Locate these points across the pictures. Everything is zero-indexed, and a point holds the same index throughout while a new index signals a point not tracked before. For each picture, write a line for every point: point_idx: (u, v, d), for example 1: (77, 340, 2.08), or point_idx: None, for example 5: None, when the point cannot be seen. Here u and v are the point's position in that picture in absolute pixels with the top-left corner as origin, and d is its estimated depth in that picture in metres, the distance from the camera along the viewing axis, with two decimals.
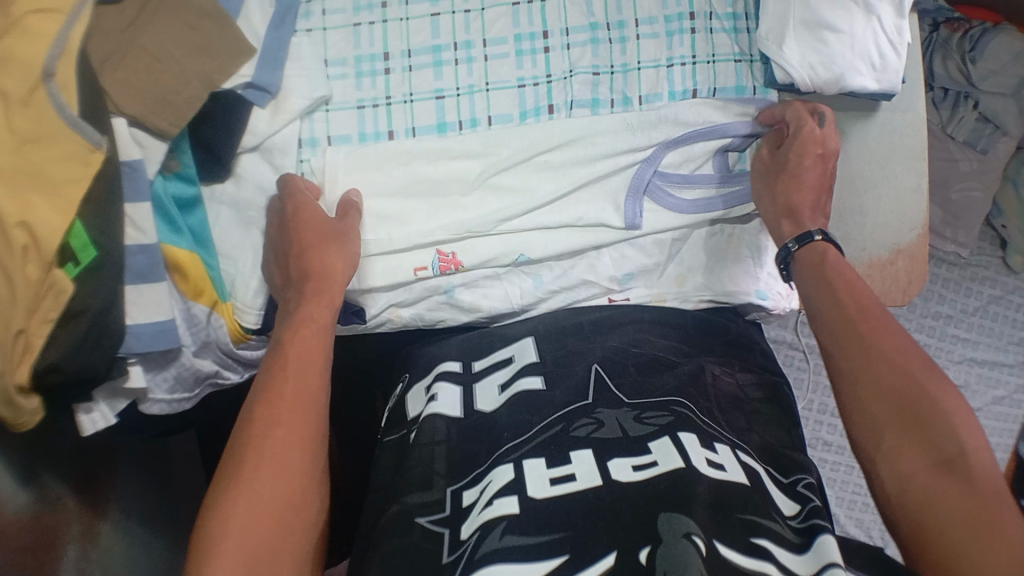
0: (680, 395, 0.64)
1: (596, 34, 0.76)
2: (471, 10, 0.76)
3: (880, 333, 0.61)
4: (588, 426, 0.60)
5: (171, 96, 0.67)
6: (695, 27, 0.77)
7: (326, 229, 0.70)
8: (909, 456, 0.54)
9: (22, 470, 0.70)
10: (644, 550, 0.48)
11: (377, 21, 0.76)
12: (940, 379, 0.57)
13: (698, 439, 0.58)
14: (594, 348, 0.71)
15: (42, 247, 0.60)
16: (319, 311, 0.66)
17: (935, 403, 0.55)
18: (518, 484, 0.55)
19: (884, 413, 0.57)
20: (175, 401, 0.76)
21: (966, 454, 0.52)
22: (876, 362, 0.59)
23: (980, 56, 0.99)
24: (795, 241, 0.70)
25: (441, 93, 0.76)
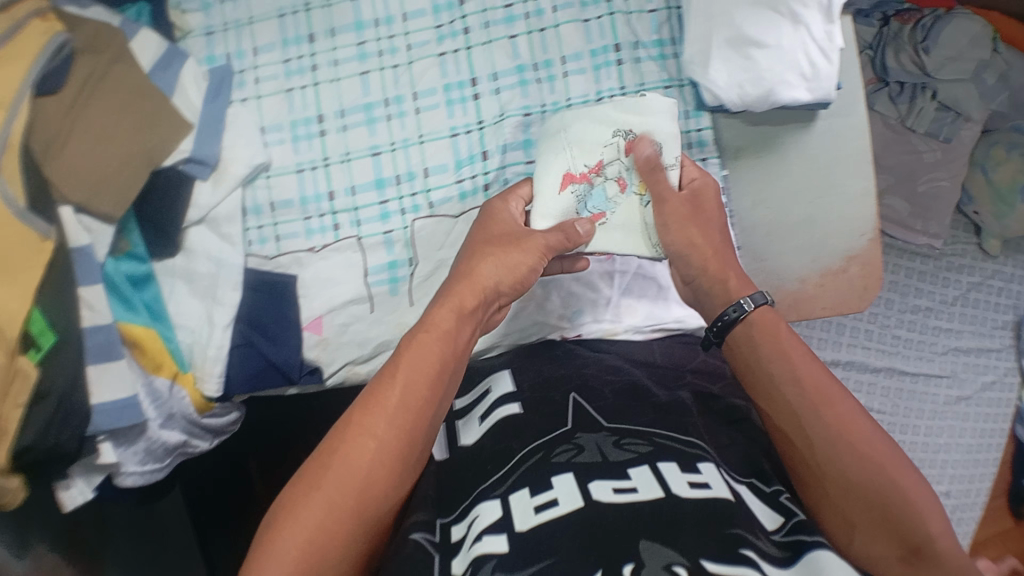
0: (660, 426, 0.63)
1: (524, 75, 0.76)
2: (399, 64, 0.76)
3: (836, 418, 0.56)
4: (569, 451, 0.60)
5: (114, 178, 0.70)
6: (621, 58, 0.77)
7: (508, 234, 0.66)
8: (881, 547, 0.53)
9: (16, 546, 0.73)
10: (627, 565, 0.49)
11: (308, 84, 0.76)
12: (901, 460, 0.54)
13: (679, 466, 0.57)
14: (569, 375, 0.71)
15: (5, 335, 0.62)
16: (465, 306, 0.61)
17: (904, 496, 0.52)
18: (505, 521, 0.55)
19: (858, 494, 0.53)
20: (148, 472, 0.77)
21: (933, 541, 0.51)
22: (837, 448, 0.55)
23: (934, 44, 0.99)
24: (749, 300, 0.62)
25: (377, 149, 0.76)
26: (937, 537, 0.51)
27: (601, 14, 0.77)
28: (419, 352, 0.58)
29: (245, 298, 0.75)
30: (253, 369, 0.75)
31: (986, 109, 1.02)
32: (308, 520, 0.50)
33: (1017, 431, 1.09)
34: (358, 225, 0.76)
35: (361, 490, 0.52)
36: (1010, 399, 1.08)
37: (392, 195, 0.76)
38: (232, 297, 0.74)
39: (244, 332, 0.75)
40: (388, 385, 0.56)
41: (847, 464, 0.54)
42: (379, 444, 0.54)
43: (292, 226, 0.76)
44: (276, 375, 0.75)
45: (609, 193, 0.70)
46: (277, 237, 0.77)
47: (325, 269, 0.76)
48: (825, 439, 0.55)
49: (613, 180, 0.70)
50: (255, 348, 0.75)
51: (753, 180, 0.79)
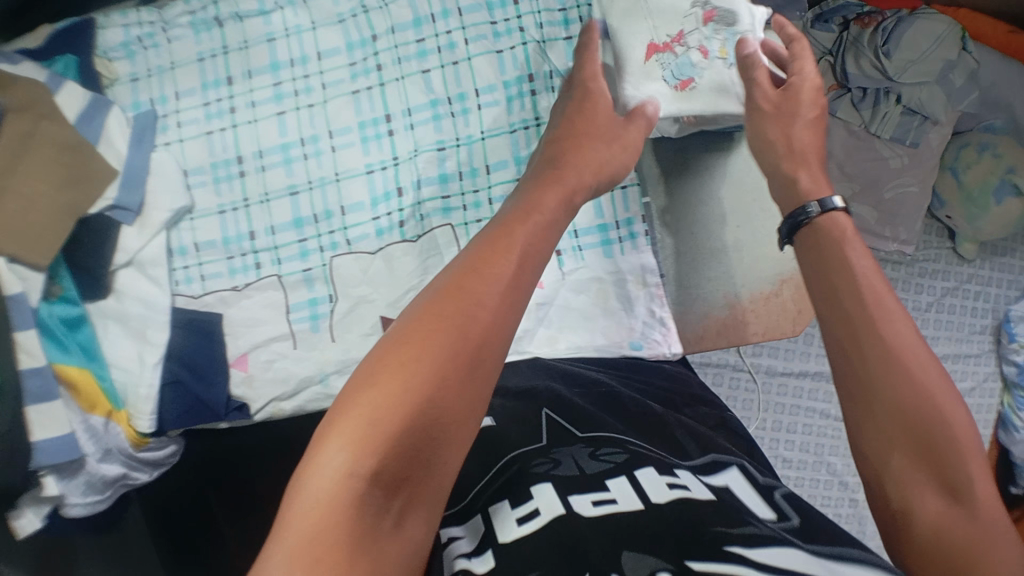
0: (633, 436, 0.64)
1: (437, 110, 0.76)
2: (315, 104, 0.77)
3: (888, 334, 0.48)
4: (547, 465, 0.59)
5: (47, 231, 0.71)
6: (535, 89, 0.77)
7: (610, 125, 0.66)
8: (920, 475, 0.45)
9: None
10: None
11: (228, 127, 0.78)
12: (950, 393, 0.46)
13: (657, 470, 0.57)
14: (541, 390, 0.71)
15: None
16: (540, 223, 0.54)
17: (947, 424, 0.45)
18: (490, 536, 0.53)
19: (908, 415, 0.46)
20: (91, 504, 0.79)
21: (974, 489, 0.43)
22: (888, 368, 0.47)
23: (895, 48, 0.96)
24: (816, 206, 0.58)
25: (295, 189, 0.78)
26: (975, 480, 0.43)
27: (513, 44, 0.77)
28: (514, 250, 0.50)
29: (173, 337, 0.77)
30: (185, 405, 0.75)
31: (954, 112, 0.99)
32: (353, 436, 0.39)
33: (999, 437, 1.05)
34: (279, 263, 0.78)
35: (439, 376, 0.42)
36: (991, 404, 1.06)
37: (311, 234, 0.78)
38: (161, 337, 0.76)
39: (174, 370, 0.76)
40: (505, 245, 0.51)
41: (891, 385, 0.47)
42: (472, 341, 0.44)
43: (216, 266, 0.79)
44: (206, 410, 0.76)
45: (694, 60, 0.73)
46: (202, 277, 0.79)
47: (248, 308, 0.78)
48: (882, 350, 0.48)
49: (694, 49, 0.74)
50: (186, 385, 0.76)
51: (670, 210, 0.79)
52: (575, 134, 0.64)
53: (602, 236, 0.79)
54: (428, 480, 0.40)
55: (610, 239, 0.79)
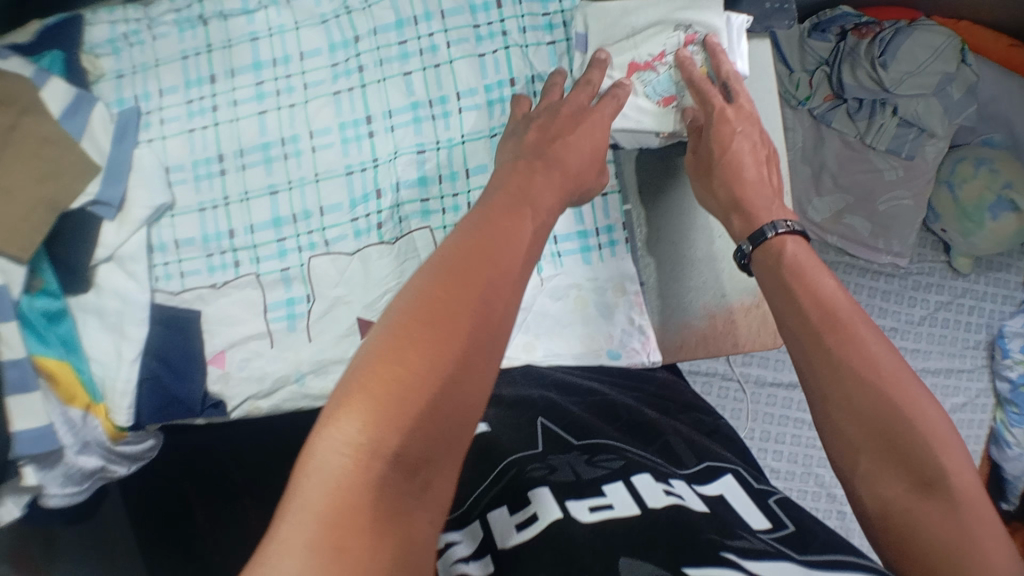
0: (623, 442, 0.65)
1: (418, 112, 0.76)
2: (296, 104, 0.77)
3: (853, 348, 0.48)
4: (543, 470, 0.60)
5: (24, 226, 0.71)
6: (516, 93, 0.76)
7: (573, 115, 0.66)
8: (887, 478, 0.44)
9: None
10: None
11: (210, 125, 0.78)
12: (917, 395, 0.45)
13: (650, 477, 0.58)
14: (535, 398, 0.72)
15: None
16: (534, 200, 0.56)
17: (912, 425, 0.44)
18: (488, 544, 0.54)
19: (866, 418, 0.45)
20: (69, 496, 0.79)
21: (947, 476, 0.42)
22: (847, 381, 0.47)
23: (892, 59, 0.93)
24: (749, 242, 0.62)
25: (274, 188, 0.77)
26: (949, 472, 0.42)
27: (496, 48, 0.76)
28: (515, 248, 0.48)
29: (151, 333, 0.77)
30: (160, 402, 0.76)
31: (951, 125, 0.97)
32: (368, 411, 0.37)
33: (990, 454, 1.04)
34: (257, 262, 0.78)
35: (456, 363, 0.40)
36: (983, 421, 1.04)
37: (289, 233, 0.77)
38: (139, 333, 0.77)
39: (152, 366, 0.76)
40: (513, 245, 0.49)
41: (848, 393, 0.46)
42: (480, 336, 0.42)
43: (195, 263, 0.79)
44: (182, 407, 0.76)
45: (674, 80, 0.72)
46: (181, 274, 0.80)
47: (226, 305, 0.78)
48: (839, 373, 0.47)
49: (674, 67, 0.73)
50: (163, 382, 0.76)
51: (650, 214, 0.77)
52: (568, 107, 0.67)
53: (582, 244, 0.79)
54: (432, 464, 0.38)
55: (589, 245, 0.79)
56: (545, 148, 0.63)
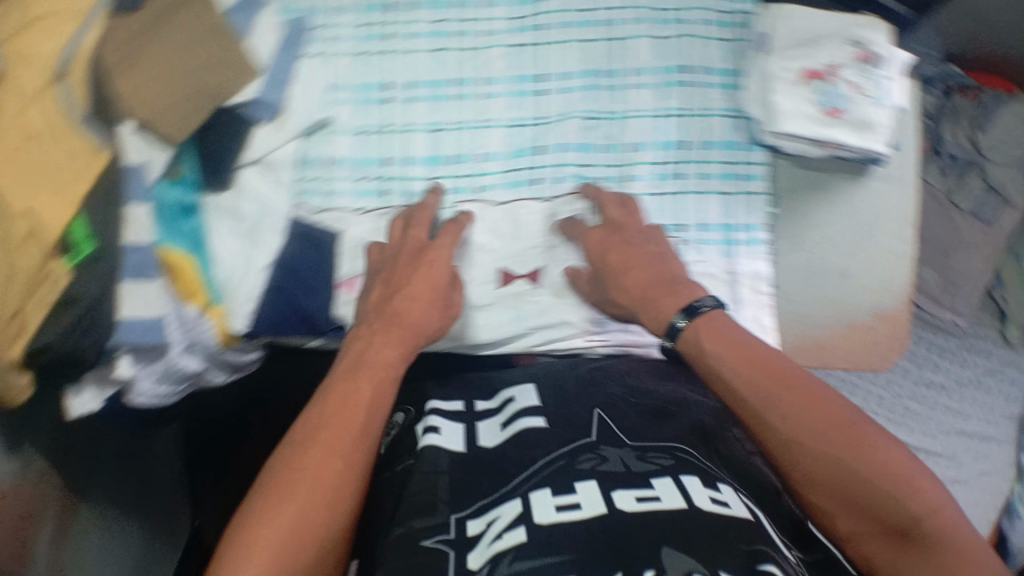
0: (681, 446, 0.65)
1: (594, 80, 0.77)
2: (474, 48, 0.77)
3: (823, 410, 0.59)
4: (592, 461, 0.63)
5: (175, 106, 0.70)
6: (691, 81, 0.77)
7: (411, 260, 0.71)
8: (862, 527, 0.58)
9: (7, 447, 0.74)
10: (647, 572, 0.53)
11: (383, 52, 0.78)
12: (886, 444, 0.58)
13: (700, 481, 0.61)
14: (592, 393, 0.71)
15: (45, 234, 0.64)
16: (386, 339, 0.67)
17: (866, 479, 0.57)
18: (525, 516, 0.58)
19: (824, 479, 0.58)
20: (159, 394, 0.78)
21: (930, 515, 0.55)
22: (813, 438, 0.59)
23: (991, 125, 1.02)
24: (683, 315, 0.65)
25: (438, 126, 0.77)
26: (927, 514, 0.55)
27: (674, 33, 0.78)
28: (354, 410, 0.62)
29: (288, 243, 0.76)
30: (275, 316, 0.76)
31: None
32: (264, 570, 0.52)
33: (1003, 524, 1.07)
34: (407, 196, 0.77)
35: (336, 504, 0.57)
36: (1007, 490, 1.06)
37: (443, 173, 0.77)
38: (271, 242, 0.76)
39: (278, 278, 0.76)
40: (356, 406, 0.62)
41: (810, 458, 0.58)
42: (343, 469, 0.59)
43: (343, 184, 0.78)
44: (299, 325, 0.77)
45: (846, 93, 0.76)
46: (325, 193, 0.78)
47: (368, 230, 0.77)
48: (781, 412, 0.60)
49: (846, 82, 0.76)
50: (287, 295, 0.76)
51: (794, 223, 0.80)
52: (404, 255, 0.71)
53: (725, 235, 0.78)
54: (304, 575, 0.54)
55: (732, 239, 0.78)
56: (386, 306, 0.69)
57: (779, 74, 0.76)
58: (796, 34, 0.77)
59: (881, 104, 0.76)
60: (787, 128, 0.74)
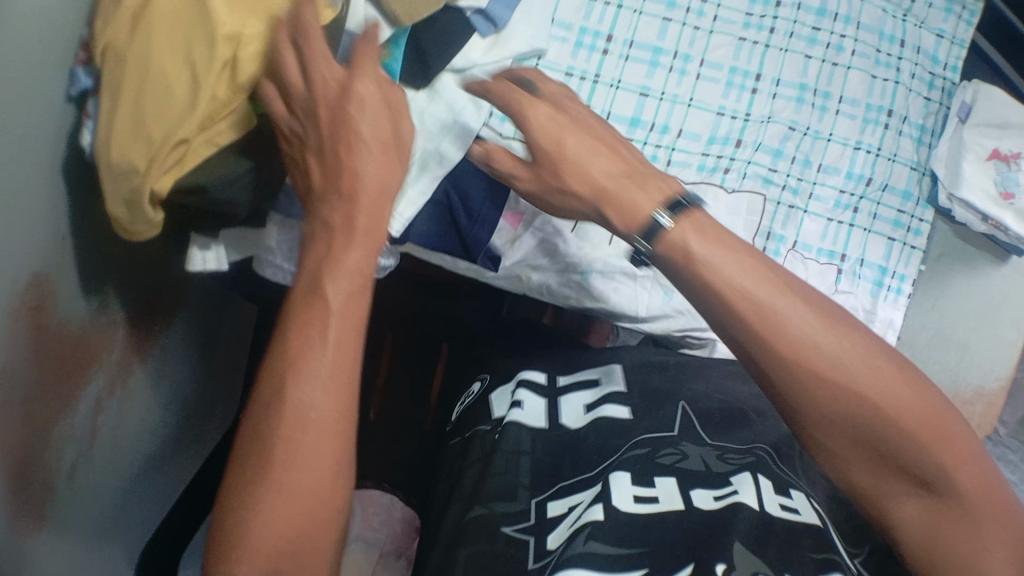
0: (763, 444, 0.68)
1: (802, 94, 0.78)
2: (701, 28, 0.78)
3: (810, 356, 0.47)
4: (674, 455, 0.65)
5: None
6: (888, 124, 0.80)
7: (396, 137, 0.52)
8: (883, 482, 0.49)
9: (94, 284, 0.66)
10: (720, 566, 0.54)
11: (612, 4, 0.77)
12: (917, 384, 0.47)
13: (776, 486, 0.63)
14: (680, 387, 0.75)
15: (240, 66, 0.49)
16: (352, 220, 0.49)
17: (892, 427, 0.47)
18: (605, 497, 0.60)
19: (859, 442, 0.48)
20: (289, 273, 0.72)
21: (945, 475, 0.46)
22: (836, 401, 0.47)
23: None
24: (669, 210, 0.49)
25: (646, 91, 0.76)
26: (935, 455, 0.46)
27: (888, 77, 0.80)
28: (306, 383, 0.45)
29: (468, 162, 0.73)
30: (436, 231, 0.73)
31: None
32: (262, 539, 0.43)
33: None
34: None
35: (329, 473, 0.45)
36: None
37: (639, 138, 0.75)
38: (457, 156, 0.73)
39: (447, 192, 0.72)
40: (310, 349, 0.46)
41: (831, 431, 0.48)
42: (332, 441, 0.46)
43: None
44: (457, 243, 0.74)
45: (1021, 180, 0.80)
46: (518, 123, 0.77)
47: None
48: (835, 348, 0.47)
49: (1022, 170, 0.81)
50: (450, 211, 0.73)
51: (933, 288, 0.84)
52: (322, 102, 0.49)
53: (878, 277, 0.80)
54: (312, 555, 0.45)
55: (883, 282, 0.80)
56: (330, 180, 0.50)
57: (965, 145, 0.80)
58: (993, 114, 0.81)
59: None
60: (963, 196, 0.78)
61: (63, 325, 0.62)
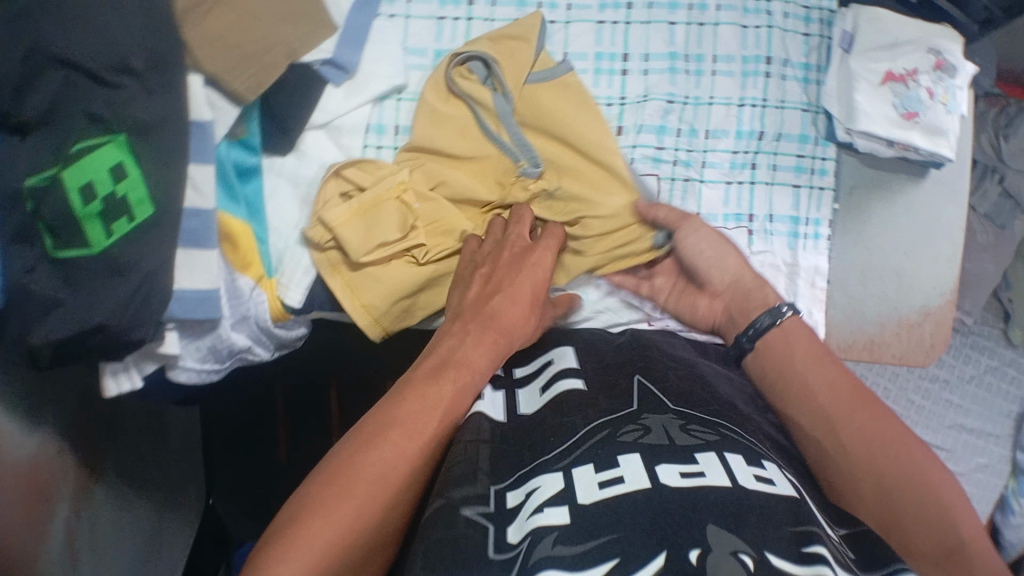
0: (724, 417, 0.59)
1: (675, 63, 0.77)
2: (556, 21, 0.77)
3: (878, 416, 0.60)
4: (635, 433, 0.56)
5: (255, 58, 0.68)
6: (770, 72, 0.78)
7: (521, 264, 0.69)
8: (916, 548, 0.55)
9: (22, 420, 0.71)
10: (694, 551, 0.45)
11: (461, 17, 0.78)
12: (939, 468, 0.58)
13: (746, 459, 0.53)
14: (634, 359, 0.67)
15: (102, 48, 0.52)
16: (490, 344, 0.64)
17: (931, 491, 0.56)
18: (566, 495, 0.50)
19: (891, 491, 0.57)
20: (204, 371, 0.74)
21: (966, 543, 0.54)
22: (871, 453, 0.58)
23: (1013, 134, 1.03)
24: (772, 313, 0.66)
25: None
26: (962, 526, 0.55)
27: (759, 24, 0.78)
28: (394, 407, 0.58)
29: None
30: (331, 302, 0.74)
31: None
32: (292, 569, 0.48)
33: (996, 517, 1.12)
34: None
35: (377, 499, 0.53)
36: (997, 486, 1.12)
37: None
38: None
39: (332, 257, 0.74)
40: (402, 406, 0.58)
41: (879, 492, 0.57)
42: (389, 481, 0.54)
43: None
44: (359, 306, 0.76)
45: (922, 97, 0.76)
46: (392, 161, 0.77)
47: None
48: (856, 421, 0.59)
49: (922, 87, 0.77)
50: None
51: (854, 221, 0.82)
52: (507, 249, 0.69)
53: (792, 227, 0.79)
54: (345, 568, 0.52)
55: (799, 232, 0.79)
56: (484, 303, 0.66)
57: (854, 76, 0.77)
58: (877, 39, 0.78)
59: (955, 112, 0.77)
60: (858, 129, 0.76)
61: (18, 467, 0.70)
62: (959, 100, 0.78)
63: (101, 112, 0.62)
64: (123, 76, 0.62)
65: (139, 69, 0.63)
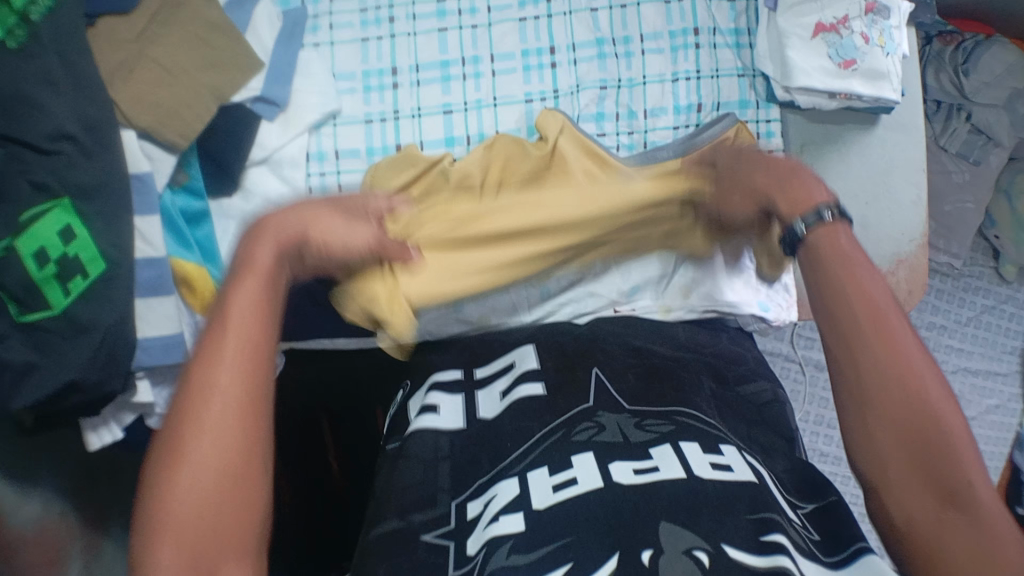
0: (682, 406, 0.63)
1: (602, 49, 0.79)
2: (478, 25, 0.80)
3: (890, 348, 0.50)
4: (590, 431, 0.60)
5: (181, 107, 0.69)
6: (700, 42, 0.79)
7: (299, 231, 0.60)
8: (913, 495, 0.46)
9: (23, 486, 0.74)
10: (645, 552, 0.48)
11: (385, 36, 0.81)
12: (957, 413, 0.47)
13: (702, 446, 0.57)
14: (592, 353, 0.70)
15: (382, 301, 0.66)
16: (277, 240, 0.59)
17: (948, 441, 0.46)
18: (522, 501, 0.55)
19: (896, 439, 0.47)
20: None
21: (973, 488, 0.45)
22: (887, 403, 0.48)
23: (973, 68, 1.00)
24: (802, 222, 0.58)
25: (449, 107, 0.79)
26: (969, 474, 0.45)
27: None
28: (215, 369, 0.50)
29: None
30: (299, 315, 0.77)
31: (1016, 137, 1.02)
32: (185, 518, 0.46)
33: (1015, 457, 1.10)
34: None
35: (246, 471, 0.48)
36: (1013, 424, 1.11)
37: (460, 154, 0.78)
38: None
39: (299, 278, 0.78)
40: (223, 330, 0.52)
41: (897, 442, 0.47)
42: (229, 403, 0.49)
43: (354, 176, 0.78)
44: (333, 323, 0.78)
45: (857, 43, 0.75)
46: (337, 187, 0.78)
47: None
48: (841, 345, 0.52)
49: (857, 33, 0.75)
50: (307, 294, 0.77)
51: None
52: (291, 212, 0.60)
53: None
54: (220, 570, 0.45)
55: None
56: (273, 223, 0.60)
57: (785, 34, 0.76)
58: None
59: (895, 52, 0.75)
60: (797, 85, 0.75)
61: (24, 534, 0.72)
62: (896, 42, 0.76)
63: (46, 180, 0.63)
64: (61, 142, 0.63)
65: (77, 132, 0.63)
